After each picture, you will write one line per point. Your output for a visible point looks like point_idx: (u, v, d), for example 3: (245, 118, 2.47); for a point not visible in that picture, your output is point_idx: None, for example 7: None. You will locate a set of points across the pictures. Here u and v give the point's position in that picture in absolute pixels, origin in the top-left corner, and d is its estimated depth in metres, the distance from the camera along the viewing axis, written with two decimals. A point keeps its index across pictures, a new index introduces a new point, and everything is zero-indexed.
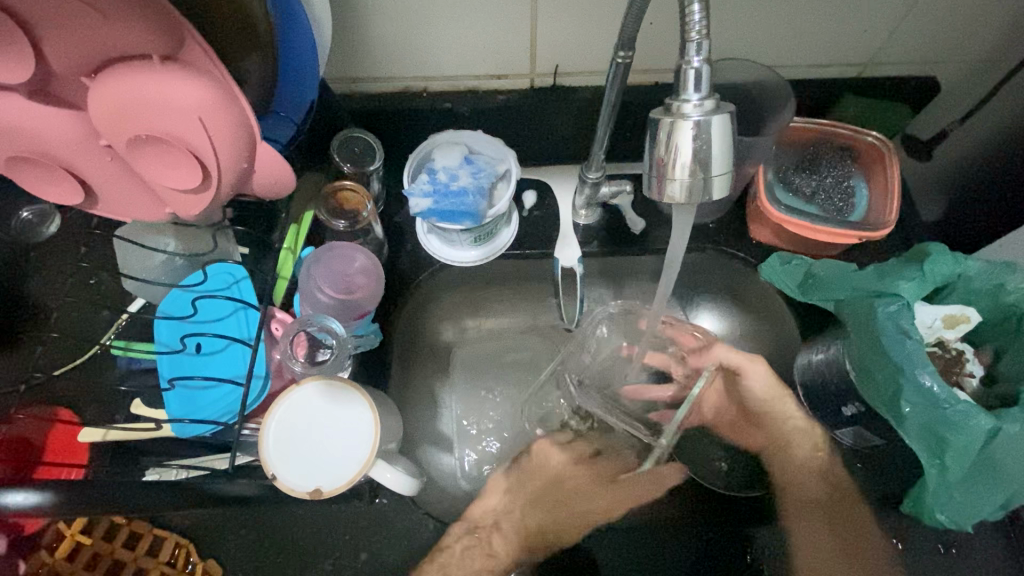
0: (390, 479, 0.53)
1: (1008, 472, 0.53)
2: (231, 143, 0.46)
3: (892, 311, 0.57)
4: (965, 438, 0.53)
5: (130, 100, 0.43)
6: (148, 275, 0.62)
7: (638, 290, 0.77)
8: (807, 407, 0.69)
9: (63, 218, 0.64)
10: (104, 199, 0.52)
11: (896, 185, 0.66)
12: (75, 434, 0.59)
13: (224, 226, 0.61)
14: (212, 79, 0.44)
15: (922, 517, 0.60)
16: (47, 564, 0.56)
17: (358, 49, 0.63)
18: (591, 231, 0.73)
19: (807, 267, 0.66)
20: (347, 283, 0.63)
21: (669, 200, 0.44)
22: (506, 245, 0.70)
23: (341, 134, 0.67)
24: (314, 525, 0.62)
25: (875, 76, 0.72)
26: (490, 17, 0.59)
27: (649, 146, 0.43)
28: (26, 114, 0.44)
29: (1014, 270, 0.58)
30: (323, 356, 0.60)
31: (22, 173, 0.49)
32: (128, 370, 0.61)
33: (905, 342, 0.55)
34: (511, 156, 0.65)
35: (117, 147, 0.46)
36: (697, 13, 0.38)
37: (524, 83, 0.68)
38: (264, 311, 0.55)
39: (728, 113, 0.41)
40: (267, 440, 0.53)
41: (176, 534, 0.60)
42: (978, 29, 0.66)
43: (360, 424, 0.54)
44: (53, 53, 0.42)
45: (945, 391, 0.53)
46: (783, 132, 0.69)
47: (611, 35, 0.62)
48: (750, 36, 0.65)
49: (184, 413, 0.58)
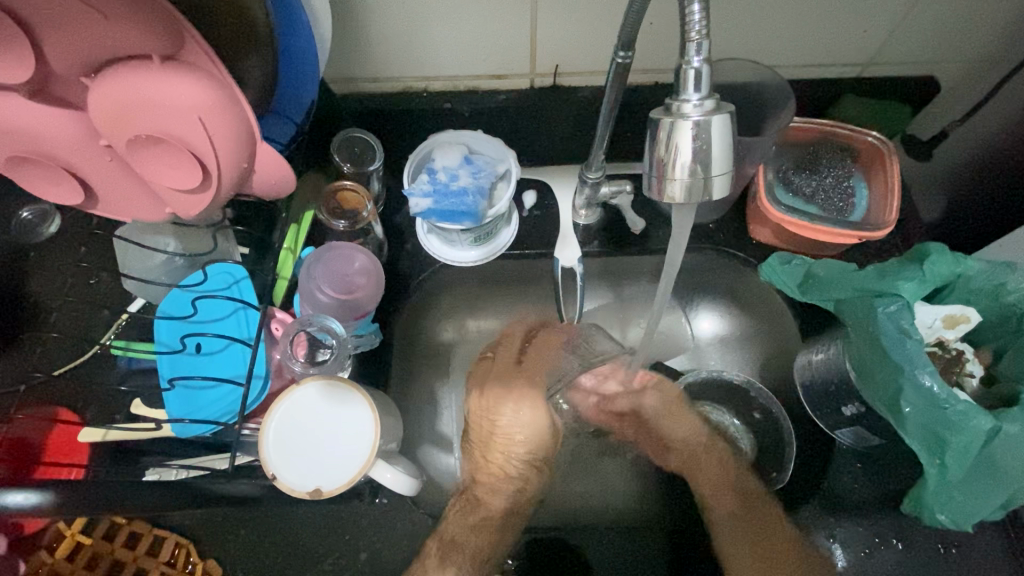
0: (391, 479, 0.53)
1: (1008, 472, 0.53)
2: (231, 143, 0.46)
3: (892, 311, 0.56)
4: (965, 438, 0.52)
5: (130, 101, 0.43)
6: (150, 275, 0.62)
7: (638, 290, 0.77)
8: (808, 408, 0.68)
9: (63, 217, 0.64)
10: (103, 199, 0.52)
11: (896, 186, 0.66)
12: (75, 434, 0.59)
13: (224, 226, 0.61)
14: (211, 78, 0.44)
15: (922, 517, 0.59)
16: (46, 564, 0.56)
17: (358, 50, 0.63)
18: (591, 231, 0.73)
19: (807, 267, 0.66)
20: (346, 283, 0.63)
21: (669, 200, 0.44)
22: (506, 245, 0.70)
23: (341, 134, 0.67)
24: (314, 525, 0.62)
25: (874, 76, 0.72)
26: (490, 17, 0.59)
27: (649, 146, 0.43)
28: (25, 113, 0.44)
29: (1013, 270, 0.58)
30: (322, 356, 0.60)
31: (21, 172, 0.49)
32: (128, 370, 0.61)
33: (905, 342, 0.54)
34: (510, 156, 0.65)
35: (117, 147, 0.46)
36: (697, 13, 0.38)
37: (524, 83, 0.68)
38: (264, 312, 0.55)
39: (728, 113, 0.41)
40: (266, 440, 0.53)
41: (176, 534, 0.60)
42: (978, 28, 0.66)
43: (360, 424, 0.54)
44: (52, 52, 0.42)
45: (945, 391, 0.52)
46: (783, 132, 0.69)
47: (611, 35, 0.62)
48: (750, 36, 0.65)
49: (184, 413, 0.58)
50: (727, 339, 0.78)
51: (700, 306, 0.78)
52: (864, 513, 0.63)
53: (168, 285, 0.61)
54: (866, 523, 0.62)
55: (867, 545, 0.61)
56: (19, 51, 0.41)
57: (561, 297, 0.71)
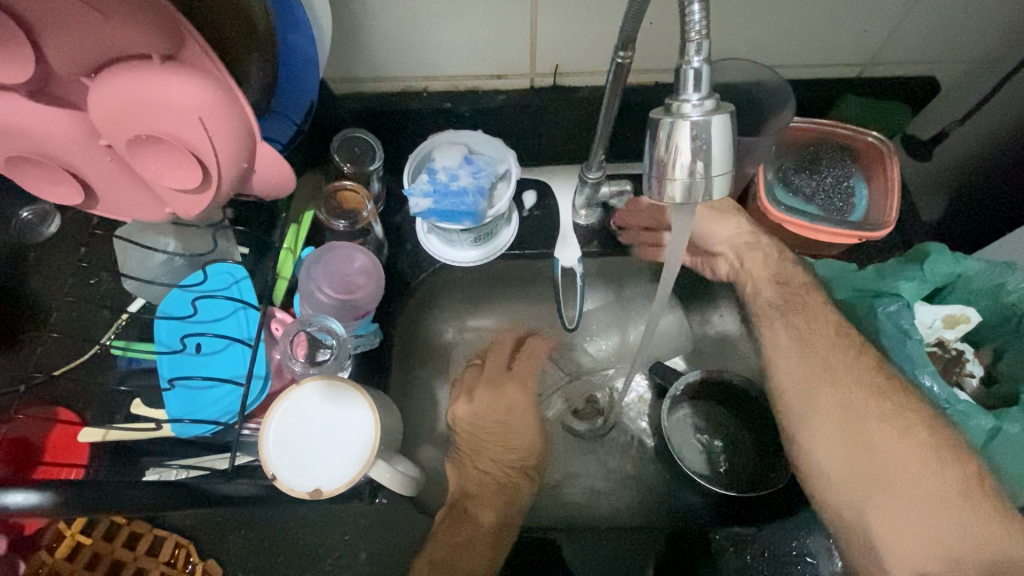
0: (389, 479, 0.54)
1: (1008, 473, 0.53)
2: (232, 144, 0.46)
3: (892, 311, 0.57)
4: (964, 438, 0.53)
5: (131, 100, 0.43)
6: (149, 275, 0.62)
7: (638, 290, 0.78)
8: None
9: (63, 218, 0.64)
10: (104, 199, 0.52)
11: (896, 186, 0.66)
12: (75, 433, 0.59)
13: (224, 226, 0.61)
14: (211, 78, 0.44)
15: None
16: (46, 564, 0.56)
17: (357, 50, 0.63)
18: (591, 230, 0.72)
19: (807, 268, 0.66)
20: (346, 283, 0.63)
21: (668, 200, 0.44)
22: (506, 245, 0.70)
23: (341, 134, 0.67)
24: (314, 525, 0.62)
25: (874, 76, 0.72)
26: (490, 17, 0.59)
27: (649, 145, 0.43)
28: (25, 113, 0.44)
29: (1014, 270, 0.58)
30: (322, 356, 0.60)
31: (21, 172, 0.49)
32: (128, 370, 0.61)
33: (906, 342, 0.55)
34: (511, 156, 0.65)
35: (118, 147, 0.46)
36: (697, 13, 0.38)
37: (524, 83, 0.68)
38: (263, 311, 0.55)
39: (728, 113, 0.41)
40: (267, 440, 0.53)
41: (176, 534, 0.60)
42: (979, 29, 0.65)
43: (360, 423, 0.54)
44: (52, 52, 0.42)
45: (944, 391, 0.53)
46: (784, 131, 0.69)
47: (611, 34, 0.62)
48: (751, 35, 0.65)
49: (184, 413, 0.58)
50: (727, 339, 0.77)
51: (699, 306, 0.78)
52: None
53: (168, 285, 0.61)
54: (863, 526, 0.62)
55: None
56: (20, 52, 0.41)
57: (561, 297, 0.71)
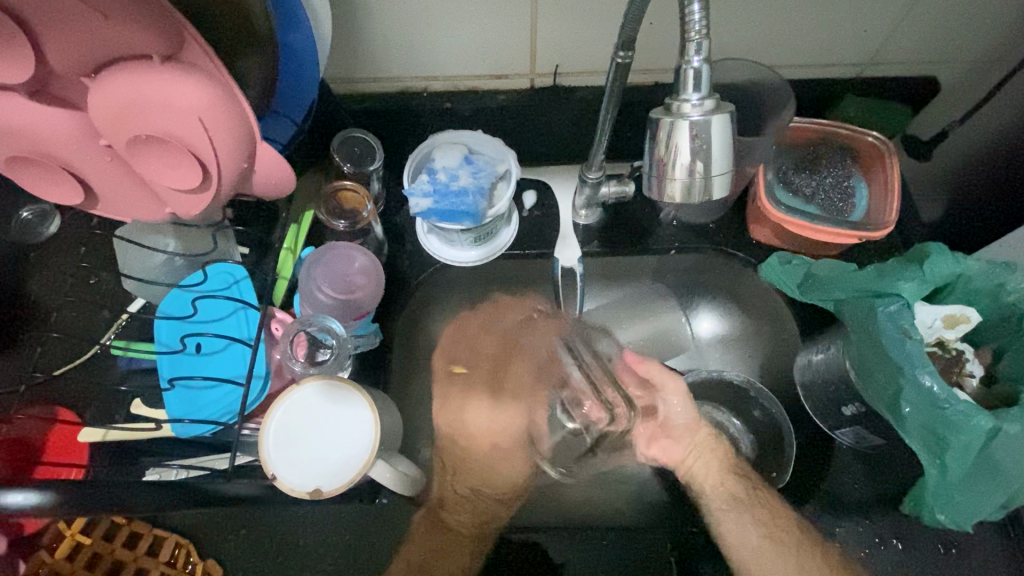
0: (389, 478, 0.54)
1: (1009, 471, 0.53)
2: (232, 144, 0.46)
3: (892, 311, 0.56)
4: (965, 438, 0.52)
5: (134, 99, 0.43)
6: (150, 274, 0.61)
7: (640, 290, 0.77)
8: (808, 407, 0.68)
9: (63, 218, 0.63)
10: (104, 200, 0.52)
11: (896, 185, 0.66)
12: (75, 433, 0.59)
13: (224, 226, 0.61)
14: (211, 78, 0.44)
15: (922, 517, 0.60)
16: (46, 564, 0.55)
17: (357, 50, 0.63)
18: (591, 231, 0.73)
19: (807, 267, 0.66)
20: (347, 283, 0.63)
21: (668, 199, 0.45)
22: (506, 245, 0.70)
23: (341, 134, 0.67)
24: (313, 524, 0.62)
25: (875, 76, 0.72)
26: (490, 17, 0.59)
27: (649, 145, 0.44)
28: (25, 113, 0.44)
29: (1013, 270, 0.58)
30: (322, 356, 0.60)
31: (22, 173, 0.49)
32: (128, 370, 0.62)
33: (906, 342, 0.54)
34: (511, 156, 0.65)
35: (118, 147, 0.46)
36: (697, 13, 0.38)
37: (524, 83, 0.68)
38: (264, 311, 0.55)
39: (727, 113, 0.41)
40: (267, 440, 0.53)
41: (176, 534, 0.60)
42: (979, 28, 0.66)
43: (360, 424, 0.54)
44: (52, 50, 0.42)
45: (945, 391, 0.52)
46: (784, 132, 0.69)
47: (611, 35, 0.62)
48: (751, 35, 0.65)
49: (184, 413, 0.58)
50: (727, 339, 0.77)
51: (699, 306, 0.78)
52: (865, 512, 0.63)
53: (168, 285, 0.61)
54: (868, 524, 0.62)
55: (867, 546, 0.61)
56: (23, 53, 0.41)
57: (561, 297, 0.71)
